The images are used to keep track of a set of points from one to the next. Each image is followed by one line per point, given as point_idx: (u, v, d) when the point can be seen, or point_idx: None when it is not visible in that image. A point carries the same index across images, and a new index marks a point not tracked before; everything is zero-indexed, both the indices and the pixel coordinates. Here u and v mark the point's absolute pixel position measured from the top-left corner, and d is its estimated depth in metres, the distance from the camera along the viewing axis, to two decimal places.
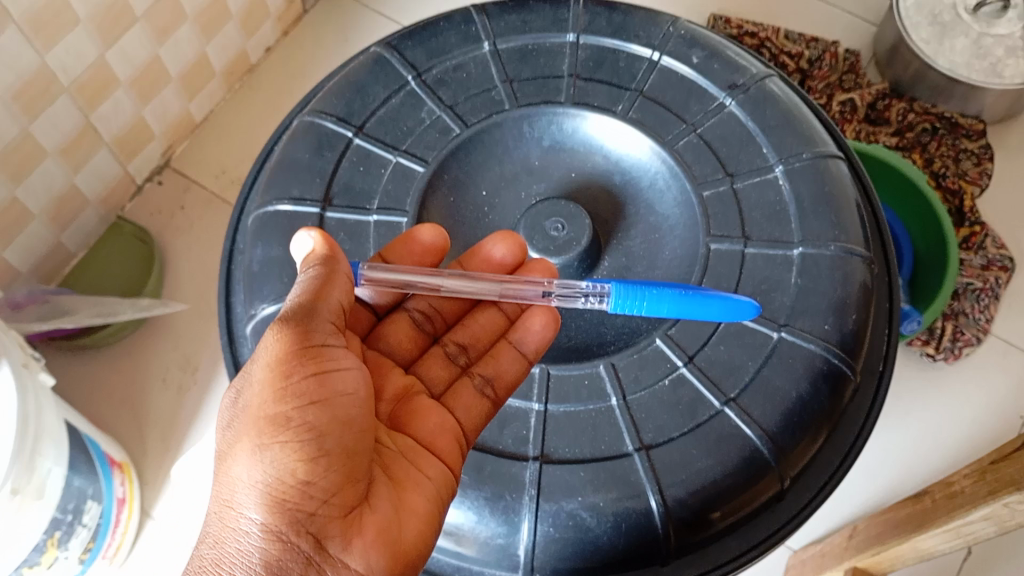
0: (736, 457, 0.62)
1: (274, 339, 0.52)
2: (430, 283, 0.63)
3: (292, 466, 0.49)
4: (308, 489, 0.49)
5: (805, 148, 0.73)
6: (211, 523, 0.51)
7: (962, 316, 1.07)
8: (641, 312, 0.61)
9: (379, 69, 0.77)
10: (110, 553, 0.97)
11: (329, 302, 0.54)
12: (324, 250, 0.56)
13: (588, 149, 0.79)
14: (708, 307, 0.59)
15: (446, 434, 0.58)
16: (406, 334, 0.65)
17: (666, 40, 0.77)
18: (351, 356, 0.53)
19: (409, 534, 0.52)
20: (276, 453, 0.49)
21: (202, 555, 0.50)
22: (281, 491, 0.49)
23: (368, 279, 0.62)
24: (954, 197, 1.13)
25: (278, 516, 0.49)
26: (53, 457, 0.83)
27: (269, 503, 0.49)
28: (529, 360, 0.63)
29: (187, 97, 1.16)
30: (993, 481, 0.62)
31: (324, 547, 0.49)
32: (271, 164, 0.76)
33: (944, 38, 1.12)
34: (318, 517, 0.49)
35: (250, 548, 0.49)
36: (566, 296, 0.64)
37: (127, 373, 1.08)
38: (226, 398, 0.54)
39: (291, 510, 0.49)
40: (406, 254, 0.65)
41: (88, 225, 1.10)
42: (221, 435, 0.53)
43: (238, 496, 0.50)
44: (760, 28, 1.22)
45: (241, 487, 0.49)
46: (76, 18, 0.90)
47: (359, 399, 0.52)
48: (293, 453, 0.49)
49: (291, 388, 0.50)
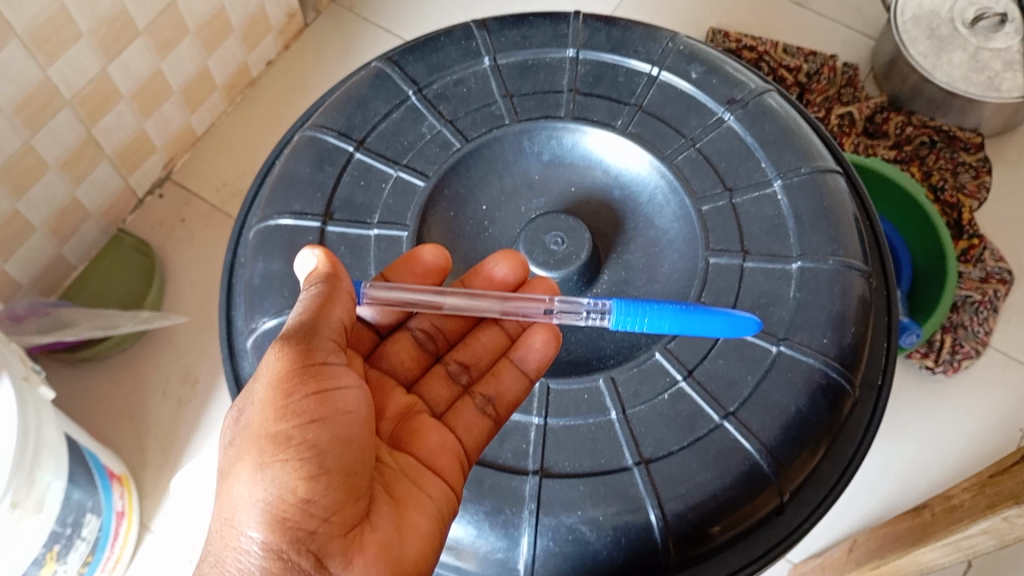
0: (735, 471, 0.63)
1: (275, 357, 0.52)
2: (433, 302, 0.63)
3: (293, 484, 0.49)
4: (309, 507, 0.49)
5: (803, 163, 0.73)
6: (212, 542, 0.51)
7: (961, 329, 1.08)
8: (642, 329, 0.62)
9: (380, 84, 0.78)
10: (110, 566, 0.97)
11: (331, 320, 0.54)
12: (326, 269, 0.56)
13: (588, 164, 0.79)
14: (708, 325, 0.60)
15: (446, 454, 0.58)
16: (408, 354, 0.66)
17: (665, 55, 0.78)
18: (352, 375, 0.54)
19: (410, 553, 0.52)
20: (277, 471, 0.49)
21: (203, 574, 0.50)
22: (282, 509, 0.49)
23: (370, 297, 0.63)
24: (953, 210, 1.13)
25: (278, 535, 0.49)
26: (53, 469, 0.83)
27: (269, 521, 0.49)
28: (531, 378, 0.63)
29: (189, 111, 1.17)
30: (993, 495, 0.63)
31: (325, 565, 0.49)
32: (272, 178, 0.76)
33: (941, 53, 1.13)
34: (319, 535, 0.49)
35: (251, 566, 0.48)
36: (566, 313, 0.64)
37: (127, 386, 1.09)
38: (228, 414, 0.54)
39: (292, 528, 0.49)
40: (407, 275, 0.66)
41: (89, 237, 1.11)
42: (224, 450, 0.53)
43: (239, 515, 0.50)
44: (759, 42, 1.23)
45: (242, 506, 0.50)
46: (78, 33, 0.91)
47: (360, 417, 0.52)
48: (293, 471, 0.49)
49: (291, 406, 0.50)
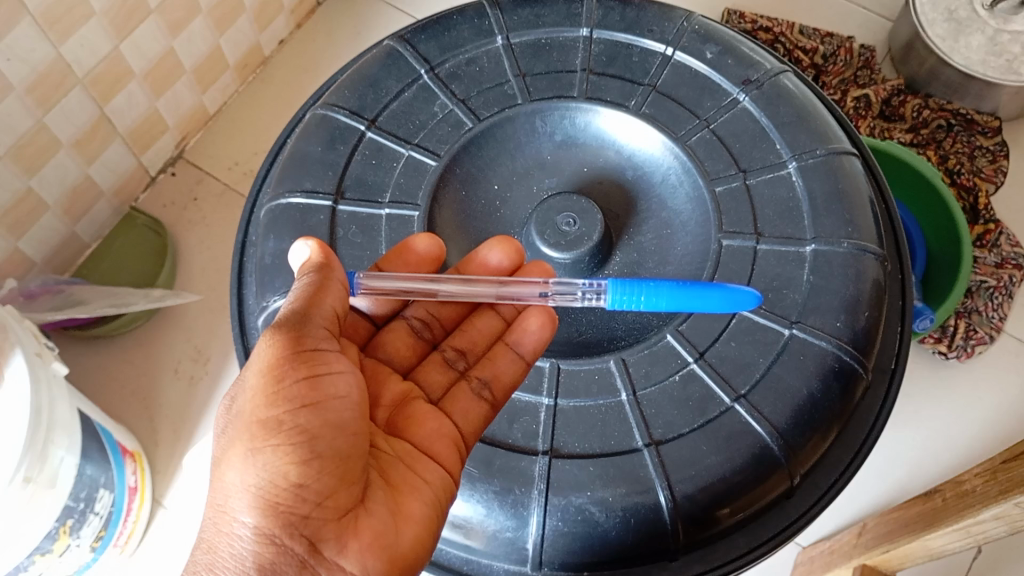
0: (745, 455, 0.62)
1: (266, 344, 0.52)
2: (428, 290, 0.63)
3: (284, 469, 0.49)
4: (301, 492, 0.49)
5: (818, 145, 0.72)
6: (205, 529, 0.51)
7: (975, 314, 1.06)
8: (640, 307, 0.61)
9: (392, 63, 0.77)
10: (122, 541, 0.98)
11: (323, 308, 0.54)
12: (319, 258, 0.57)
13: (599, 144, 0.79)
14: (705, 304, 0.59)
15: (442, 440, 0.58)
16: (403, 342, 0.66)
17: (679, 35, 0.77)
18: (344, 361, 0.54)
19: (406, 539, 0.52)
20: (268, 456, 0.49)
21: (197, 559, 0.50)
22: (275, 494, 0.49)
23: (363, 287, 0.63)
24: (969, 194, 1.12)
25: (270, 519, 0.49)
26: (66, 446, 0.84)
27: (262, 506, 0.49)
28: (527, 361, 0.63)
29: (200, 90, 1.17)
30: (1005, 481, 0.62)
31: (318, 550, 0.49)
32: (283, 157, 0.76)
33: (959, 36, 1.12)
34: (312, 519, 0.49)
35: (243, 551, 0.49)
36: (561, 295, 0.64)
37: (139, 363, 1.09)
38: (224, 401, 0.55)
39: (284, 513, 0.49)
40: (401, 265, 0.65)
41: (101, 216, 1.11)
42: (219, 441, 0.53)
43: (231, 501, 0.50)
44: (774, 22, 1.20)
45: (235, 492, 0.50)
46: (90, 11, 0.91)
47: (352, 402, 0.52)
48: (284, 457, 0.49)
49: (282, 392, 0.50)
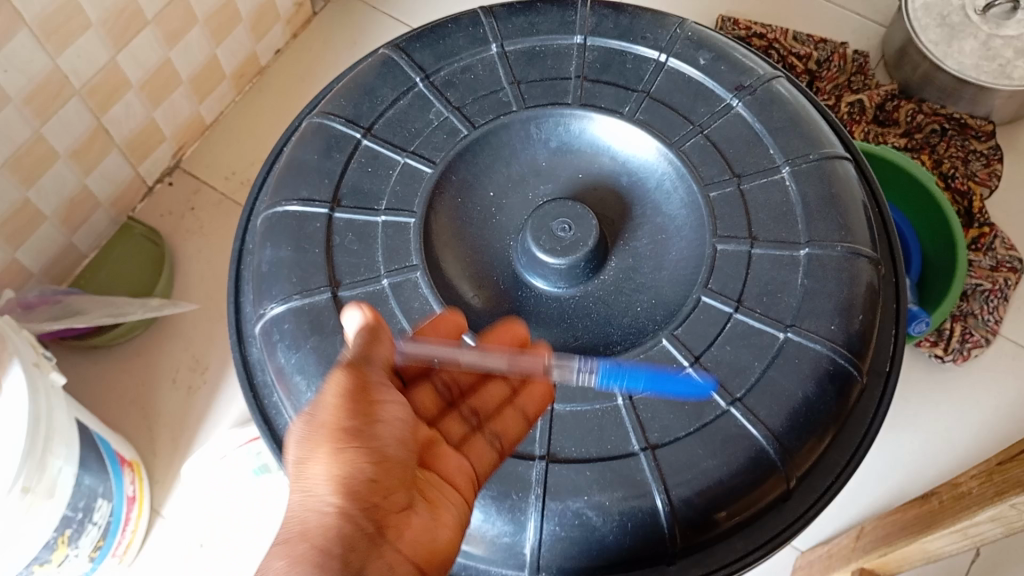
0: (742, 458, 0.63)
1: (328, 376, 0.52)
2: (450, 358, 0.60)
3: (362, 464, 0.49)
4: (375, 482, 0.49)
5: (811, 149, 0.73)
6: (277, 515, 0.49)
7: (971, 318, 1.07)
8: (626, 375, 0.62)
9: (387, 71, 0.78)
10: (121, 551, 0.98)
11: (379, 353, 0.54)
12: (371, 322, 0.54)
13: (594, 150, 0.79)
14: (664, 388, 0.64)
15: (464, 474, 0.57)
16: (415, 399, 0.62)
17: (673, 42, 0.78)
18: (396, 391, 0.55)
19: (444, 539, 0.53)
20: (349, 448, 0.49)
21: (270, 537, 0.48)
22: (354, 483, 0.48)
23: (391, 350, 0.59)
24: (963, 198, 1.12)
25: (350, 502, 0.48)
26: (63, 455, 0.84)
27: (341, 489, 0.48)
28: (529, 420, 0.62)
29: (198, 100, 1.17)
30: (1000, 483, 0.62)
31: (382, 536, 0.49)
32: (280, 165, 0.76)
33: (953, 40, 1.12)
34: (380, 507, 0.49)
35: (322, 527, 0.48)
36: (560, 367, 0.63)
37: (137, 372, 1.09)
38: None
39: (361, 496, 0.49)
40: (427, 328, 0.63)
41: (99, 226, 1.11)
42: None
43: (310, 486, 0.49)
44: (768, 29, 1.22)
45: (313, 478, 0.49)
46: (88, 22, 0.91)
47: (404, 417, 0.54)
48: (363, 450, 0.49)
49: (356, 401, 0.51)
